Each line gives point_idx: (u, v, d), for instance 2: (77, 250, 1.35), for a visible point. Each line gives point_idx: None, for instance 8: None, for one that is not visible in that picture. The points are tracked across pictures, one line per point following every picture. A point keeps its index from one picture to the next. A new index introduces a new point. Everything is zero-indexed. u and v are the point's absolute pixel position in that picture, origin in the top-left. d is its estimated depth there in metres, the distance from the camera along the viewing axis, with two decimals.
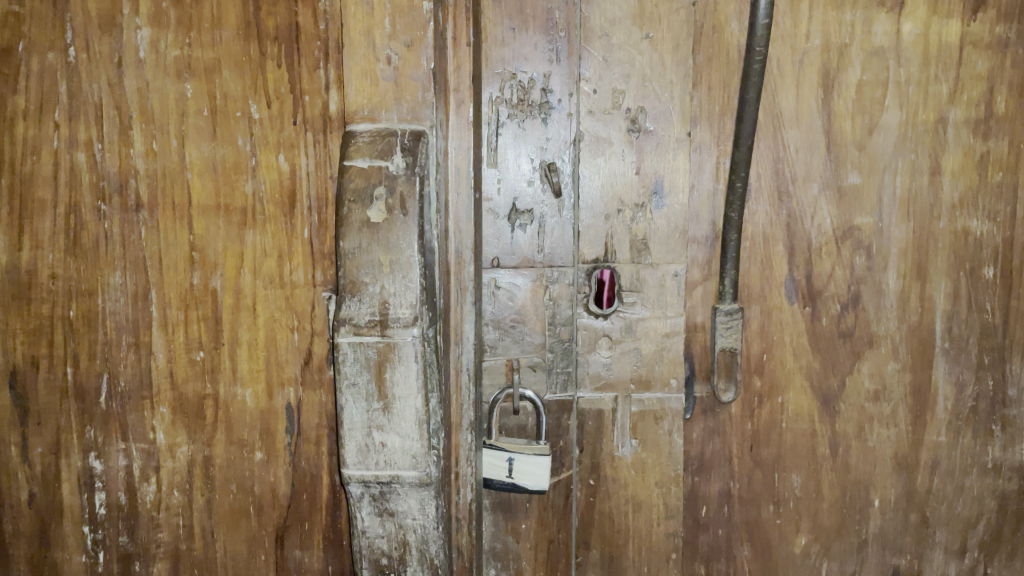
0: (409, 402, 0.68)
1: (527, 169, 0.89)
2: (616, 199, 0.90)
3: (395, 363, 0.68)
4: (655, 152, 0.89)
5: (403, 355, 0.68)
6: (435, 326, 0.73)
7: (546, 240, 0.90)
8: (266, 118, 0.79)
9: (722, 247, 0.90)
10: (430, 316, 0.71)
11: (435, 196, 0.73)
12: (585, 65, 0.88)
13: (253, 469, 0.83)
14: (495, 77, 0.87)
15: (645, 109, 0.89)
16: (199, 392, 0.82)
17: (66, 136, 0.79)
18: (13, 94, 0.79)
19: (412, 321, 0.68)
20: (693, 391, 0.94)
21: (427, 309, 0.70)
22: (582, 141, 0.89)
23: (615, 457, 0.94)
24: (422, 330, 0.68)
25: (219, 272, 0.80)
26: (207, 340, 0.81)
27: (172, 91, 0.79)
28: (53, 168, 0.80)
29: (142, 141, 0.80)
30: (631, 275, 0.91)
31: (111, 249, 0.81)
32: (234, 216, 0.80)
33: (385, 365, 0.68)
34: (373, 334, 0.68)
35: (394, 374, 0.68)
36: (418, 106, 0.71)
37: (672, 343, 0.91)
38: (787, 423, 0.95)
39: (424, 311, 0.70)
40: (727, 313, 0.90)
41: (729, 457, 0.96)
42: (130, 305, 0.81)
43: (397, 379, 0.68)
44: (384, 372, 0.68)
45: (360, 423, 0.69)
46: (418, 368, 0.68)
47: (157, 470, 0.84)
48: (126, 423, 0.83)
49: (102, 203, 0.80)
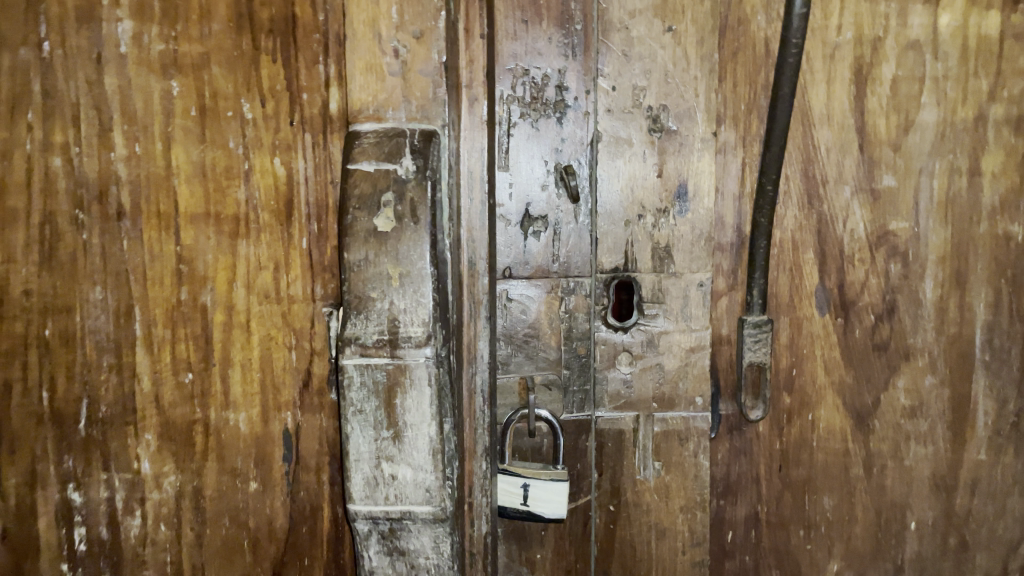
0: (422, 430, 0.62)
1: (540, 172, 0.83)
2: (636, 203, 0.84)
3: (407, 387, 0.61)
4: (679, 153, 0.83)
5: (416, 378, 0.61)
6: (449, 345, 0.66)
7: (561, 249, 0.84)
8: (261, 118, 0.72)
9: (750, 256, 0.83)
10: (444, 334, 0.65)
11: (448, 202, 0.67)
12: (602, 61, 0.82)
13: (247, 501, 0.77)
14: (506, 73, 0.81)
15: (667, 107, 0.83)
16: (187, 417, 0.76)
17: (40, 139, 0.72)
18: None
19: (425, 340, 0.61)
20: (718, 409, 0.88)
21: (441, 326, 0.64)
22: (600, 142, 0.83)
23: (637, 481, 0.87)
24: (436, 349, 0.62)
25: (208, 286, 0.74)
26: (196, 360, 0.75)
27: (157, 89, 0.72)
28: (27, 174, 0.72)
29: (124, 144, 0.73)
30: (653, 286, 0.85)
31: (91, 262, 0.74)
32: (224, 225, 0.73)
33: (396, 389, 0.61)
34: (382, 355, 0.61)
35: (406, 399, 0.61)
36: (429, 103, 0.65)
37: (698, 358, 0.86)
38: (818, 442, 0.89)
39: (438, 329, 0.63)
40: (755, 325, 0.84)
41: (756, 479, 0.90)
42: (113, 323, 0.75)
43: (408, 405, 0.62)
44: (394, 397, 0.61)
45: (368, 453, 0.62)
46: (432, 393, 0.62)
47: (142, 503, 0.77)
48: (108, 452, 0.76)
49: (80, 212, 0.73)
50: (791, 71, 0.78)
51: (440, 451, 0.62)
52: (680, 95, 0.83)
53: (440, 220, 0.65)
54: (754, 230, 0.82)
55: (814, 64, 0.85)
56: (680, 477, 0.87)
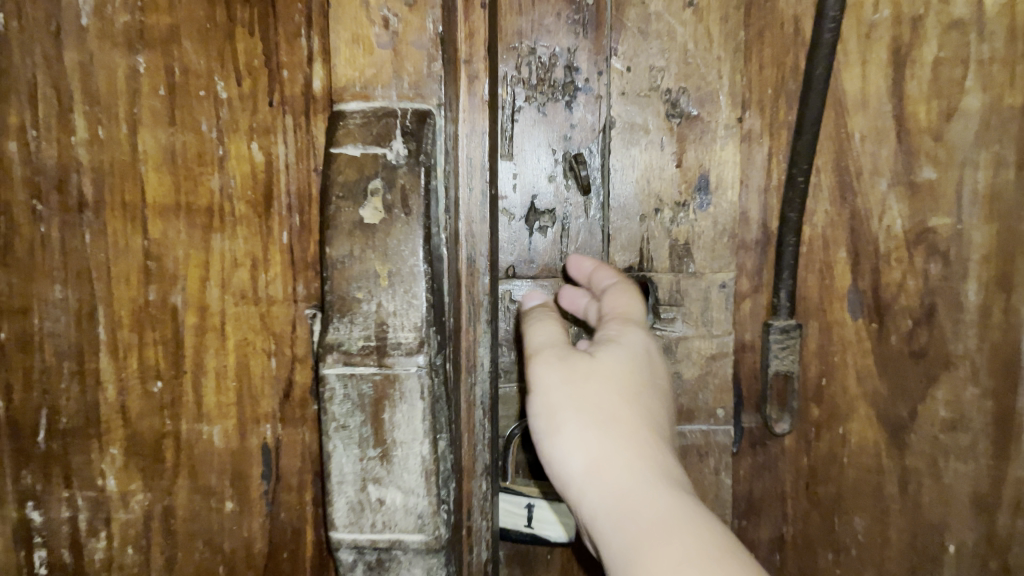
0: (413, 449, 0.54)
1: (548, 161, 0.78)
2: (653, 196, 0.79)
3: (397, 402, 0.54)
4: (700, 141, 0.77)
5: (406, 391, 0.54)
6: (446, 352, 0.59)
7: (570, 245, 0.79)
8: (236, 98, 0.64)
9: (777, 255, 0.76)
10: (440, 340, 0.57)
11: (446, 190, 0.60)
12: (616, 40, 0.77)
13: (223, 523, 0.69)
14: (511, 52, 0.76)
15: (687, 90, 0.77)
16: (156, 430, 0.68)
17: None
18: None
19: (417, 347, 0.54)
20: (741, 422, 0.84)
21: (437, 332, 0.56)
22: (613, 129, 0.78)
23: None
24: (431, 358, 0.54)
25: (179, 285, 0.66)
26: (165, 368, 0.67)
27: (122, 66, 0.65)
28: None
29: (86, 127, 0.66)
30: (671, 287, 0.79)
31: (51, 258, 0.67)
32: (196, 217, 0.66)
33: (383, 403, 0.54)
34: (369, 364, 0.54)
35: (395, 414, 0.54)
36: (423, 81, 0.57)
37: (719, 366, 0.81)
38: (850, 458, 0.82)
39: (434, 335, 0.56)
40: (782, 330, 0.76)
41: (782, 497, 0.85)
42: (73, 326, 0.68)
43: (398, 421, 0.54)
44: (382, 411, 0.54)
45: (352, 475, 0.55)
46: (427, 407, 0.54)
47: (108, 524, 0.70)
48: (71, 467, 0.70)
49: (38, 202, 0.67)
50: (826, 48, 0.71)
51: (434, 473, 0.55)
52: (700, 76, 0.77)
53: (437, 211, 0.58)
54: (782, 225, 0.75)
55: (847, 44, 0.78)
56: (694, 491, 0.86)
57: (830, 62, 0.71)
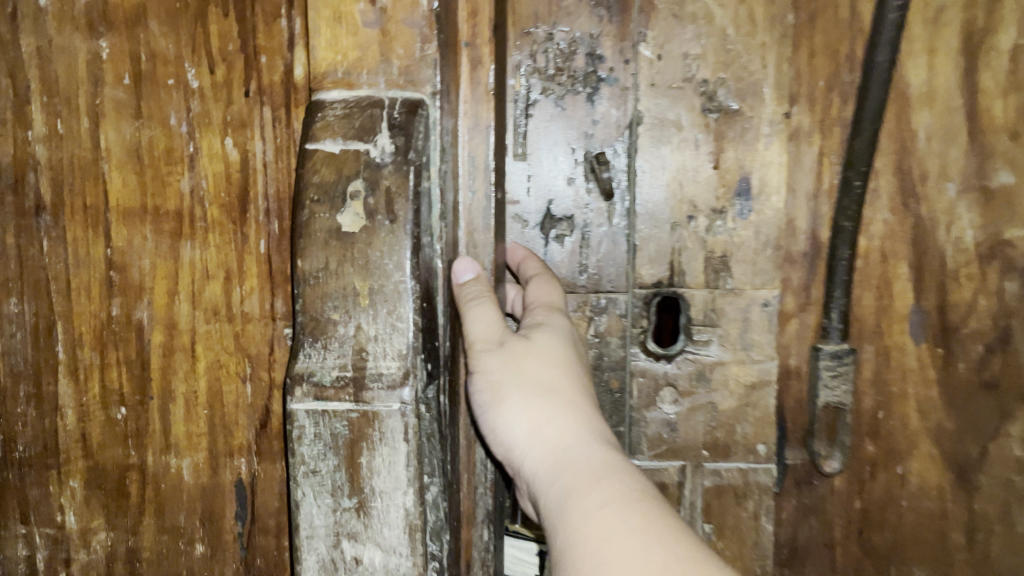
0: (395, 500, 0.46)
1: (566, 162, 0.65)
2: (686, 200, 0.65)
3: (377, 444, 0.45)
4: (741, 141, 0.64)
5: (387, 431, 0.45)
6: (439, 385, 0.50)
7: (590, 257, 0.66)
8: (209, 88, 0.56)
9: (827, 270, 0.64)
10: (431, 372, 0.49)
11: (432, 193, 0.50)
12: (645, 22, 0.64)
13: (192, 567, 0.61)
14: (527, 38, 0.65)
15: (727, 80, 0.64)
16: (120, 462, 0.61)
17: None
18: None
19: (401, 379, 0.45)
20: (784, 457, 0.68)
21: (428, 361, 0.48)
22: (640, 125, 0.65)
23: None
24: (417, 393, 0.46)
25: (145, 300, 0.59)
26: (130, 392, 0.60)
27: (82, 51, 0.57)
28: None
29: (43, 120, 0.59)
30: (705, 305, 0.65)
31: (6, 266, 0.60)
32: (164, 224, 0.58)
33: (361, 444, 0.46)
34: (344, 399, 0.45)
35: (374, 458, 0.46)
36: (414, 65, 0.48)
37: (761, 397, 0.65)
38: (908, 501, 0.67)
39: (423, 365, 0.47)
40: (834, 355, 0.64)
41: (830, 546, 0.68)
42: (30, 343, 0.61)
43: (377, 466, 0.46)
44: (359, 454, 0.46)
45: (325, 528, 0.46)
46: (413, 452, 0.46)
47: (67, 564, 0.62)
48: (27, 500, 0.62)
49: None
50: (891, 31, 0.60)
51: (420, 530, 0.46)
52: (742, 66, 0.63)
53: (428, 219, 0.49)
54: (835, 236, 0.63)
55: (935, 9, 0.63)
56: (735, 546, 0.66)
57: (894, 49, 0.60)
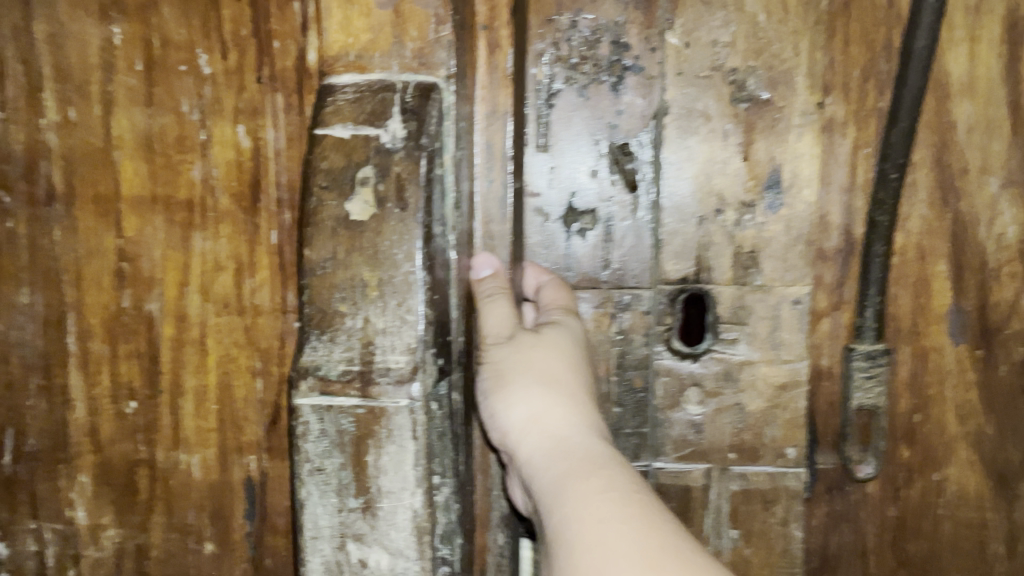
0: (402, 501, 0.44)
1: (589, 153, 0.62)
2: (714, 193, 0.62)
3: (383, 441, 0.43)
4: (771, 132, 0.61)
5: (395, 429, 0.43)
6: (450, 380, 0.48)
7: (613, 253, 0.63)
8: (220, 75, 0.55)
9: (861, 267, 0.60)
10: (443, 366, 0.47)
11: (442, 177, 0.47)
12: (672, 9, 0.61)
13: (201, 566, 0.60)
14: (549, 26, 0.61)
15: (757, 69, 0.60)
16: (130, 456, 0.59)
17: None
18: None
19: (410, 375, 0.43)
20: (815, 462, 0.64)
21: (439, 355, 0.46)
22: (667, 115, 0.61)
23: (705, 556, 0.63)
24: (426, 388, 0.44)
25: (156, 292, 0.58)
26: (140, 386, 0.59)
27: (95, 37, 0.56)
28: None
29: (56, 107, 0.57)
30: (733, 302, 0.62)
31: (17, 257, 0.59)
32: (174, 214, 0.57)
33: (367, 442, 0.44)
34: (350, 394, 0.44)
35: (381, 457, 0.44)
36: (430, 47, 0.47)
37: (792, 400, 0.61)
38: (946, 509, 0.63)
39: (433, 360, 0.45)
40: (868, 355, 0.60)
41: (862, 557, 0.64)
42: (42, 334, 0.59)
43: (383, 466, 0.44)
44: (365, 453, 0.44)
45: (330, 529, 0.45)
46: (421, 450, 0.44)
47: (76, 561, 0.61)
48: (37, 495, 0.61)
49: (4, 194, 0.59)
50: (929, 17, 0.55)
51: (428, 532, 0.44)
52: (772, 54, 0.60)
53: (441, 207, 0.47)
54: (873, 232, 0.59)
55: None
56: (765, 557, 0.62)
57: (934, 34, 0.56)
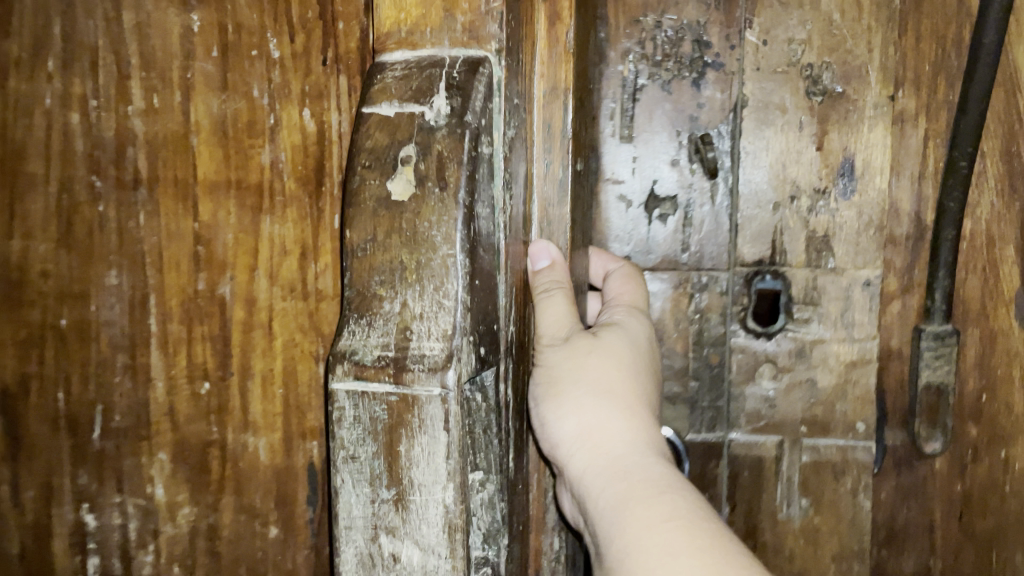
0: (434, 495, 0.41)
1: (671, 145, 0.76)
2: (787, 181, 0.75)
3: (416, 432, 0.41)
4: (844, 123, 0.74)
5: (427, 418, 0.41)
6: (495, 371, 0.45)
7: (692, 235, 0.76)
8: (289, 57, 0.55)
9: (933, 253, 0.72)
10: (488, 356, 0.44)
11: (485, 150, 0.44)
12: (750, 10, 0.74)
13: (266, 549, 0.62)
14: (635, 27, 0.75)
15: (831, 65, 0.73)
16: (203, 437, 0.61)
17: (59, 92, 0.61)
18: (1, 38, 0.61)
19: (444, 363, 0.41)
20: (884, 438, 0.77)
21: (482, 345, 0.44)
22: (745, 107, 0.75)
23: (778, 521, 0.78)
24: (462, 378, 0.41)
25: (227, 275, 0.58)
26: (213, 367, 0.60)
27: (176, 24, 0.57)
28: (46, 134, 0.61)
29: (141, 95, 0.59)
30: (807, 285, 0.76)
31: (107, 240, 0.61)
32: (246, 199, 0.57)
33: (399, 432, 0.42)
34: (383, 380, 0.42)
35: (413, 447, 0.41)
36: (480, 20, 0.44)
37: (861, 375, 0.76)
38: (1011, 485, 0.75)
39: (474, 348, 0.43)
40: (937, 337, 0.72)
41: (930, 527, 0.76)
42: (127, 316, 0.61)
43: (415, 457, 0.42)
44: (397, 442, 0.42)
45: (363, 520, 0.43)
46: (455, 442, 0.41)
47: (155, 536, 0.63)
48: (122, 470, 0.63)
49: (96, 178, 0.61)
50: (996, 15, 0.67)
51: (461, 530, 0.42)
52: (846, 50, 0.73)
53: (491, 188, 0.45)
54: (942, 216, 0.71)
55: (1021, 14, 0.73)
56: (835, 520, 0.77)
57: (999, 30, 0.67)
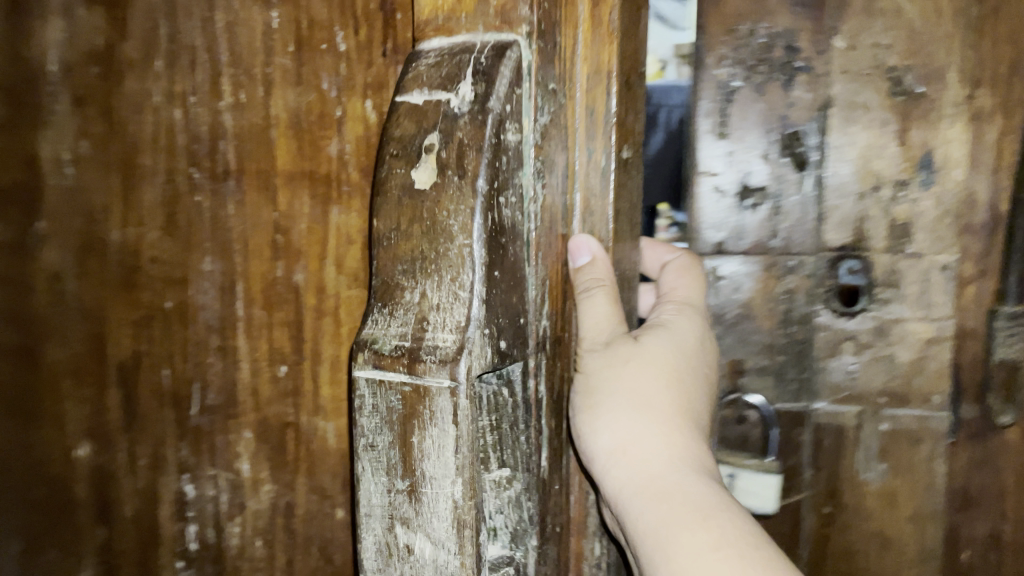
0: (443, 489, 0.41)
1: (764, 142, 0.93)
2: (871, 173, 0.91)
3: (427, 425, 0.41)
4: (925, 119, 0.88)
5: (437, 411, 0.40)
6: (522, 366, 0.44)
7: (780, 222, 0.93)
8: (353, 50, 0.58)
9: (1009, 239, 0.86)
10: (512, 350, 0.43)
11: (512, 138, 0.43)
12: (840, 19, 0.90)
13: (335, 529, 0.66)
14: (732, 35, 0.92)
15: (912, 69, 0.88)
16: (281, 417, 0.65)
17: (162, 84, 0.61)
18: (107, 26, 0.60)
19: (454, 355, 0.40)
20: (960, 412, 0.89)
21: (503, 339, 0.42)
22: (831, 107, 0.91)
23: (857, 483, 0.93)
24: (473, 372, 0.40)
25: (301, 263, 0.62)
26: (290, 351, 0.64)
27: (259, 22, 0.60)
28: (154, 121, 0.62)
29: (231, 89, 0.62)
30: (889, 268, 0.90)
31: (202, 226, 0.63)
32: (316, 188, 0.61)
33: (412, 423, 0.41)
34: (398, 370, 0.41)
35: (424, 439, 0.41)
36: (512, 3, 0.43)
37: (936, 351, 0.89)
38: None
39: (494, 341, 0.42)
40: (1010, 316, 0.86)
41: (1002, 493, 0.89)
42: (221, 299, 0.64)
43: (426, 449, 0.41)
44: (410, 433, 0.41)
45: (381, 509, 0.43)
46: (465, 436, 0.40)
47: (242, 509, 0.67)
48: (215, 445, 0.66)
49: (194, 168, 0.62)
50: None
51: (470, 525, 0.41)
52: (927, 54, 0.87)
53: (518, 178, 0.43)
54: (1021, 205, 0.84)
55: None
56: (903, 480, 0.92)
57: None
